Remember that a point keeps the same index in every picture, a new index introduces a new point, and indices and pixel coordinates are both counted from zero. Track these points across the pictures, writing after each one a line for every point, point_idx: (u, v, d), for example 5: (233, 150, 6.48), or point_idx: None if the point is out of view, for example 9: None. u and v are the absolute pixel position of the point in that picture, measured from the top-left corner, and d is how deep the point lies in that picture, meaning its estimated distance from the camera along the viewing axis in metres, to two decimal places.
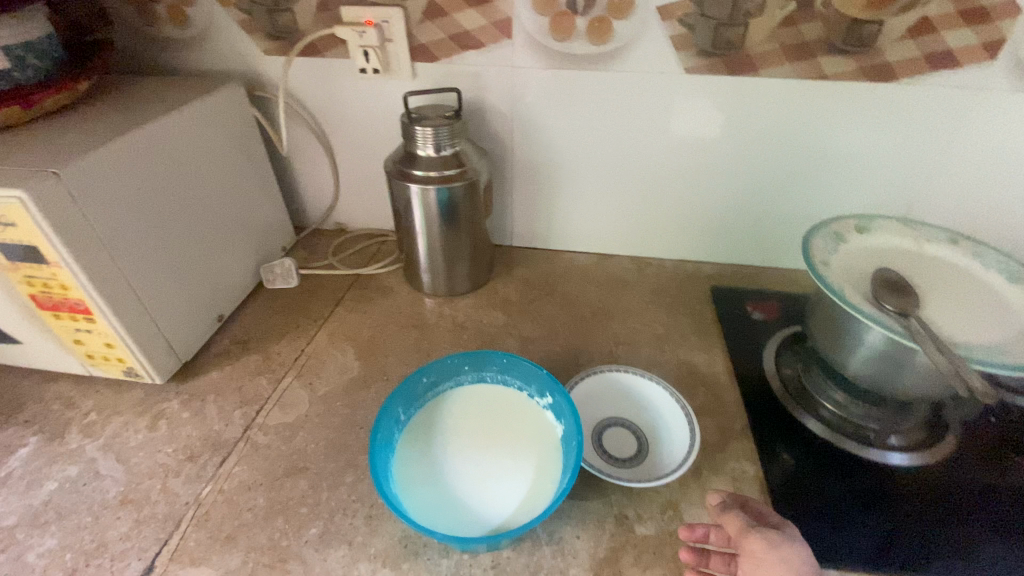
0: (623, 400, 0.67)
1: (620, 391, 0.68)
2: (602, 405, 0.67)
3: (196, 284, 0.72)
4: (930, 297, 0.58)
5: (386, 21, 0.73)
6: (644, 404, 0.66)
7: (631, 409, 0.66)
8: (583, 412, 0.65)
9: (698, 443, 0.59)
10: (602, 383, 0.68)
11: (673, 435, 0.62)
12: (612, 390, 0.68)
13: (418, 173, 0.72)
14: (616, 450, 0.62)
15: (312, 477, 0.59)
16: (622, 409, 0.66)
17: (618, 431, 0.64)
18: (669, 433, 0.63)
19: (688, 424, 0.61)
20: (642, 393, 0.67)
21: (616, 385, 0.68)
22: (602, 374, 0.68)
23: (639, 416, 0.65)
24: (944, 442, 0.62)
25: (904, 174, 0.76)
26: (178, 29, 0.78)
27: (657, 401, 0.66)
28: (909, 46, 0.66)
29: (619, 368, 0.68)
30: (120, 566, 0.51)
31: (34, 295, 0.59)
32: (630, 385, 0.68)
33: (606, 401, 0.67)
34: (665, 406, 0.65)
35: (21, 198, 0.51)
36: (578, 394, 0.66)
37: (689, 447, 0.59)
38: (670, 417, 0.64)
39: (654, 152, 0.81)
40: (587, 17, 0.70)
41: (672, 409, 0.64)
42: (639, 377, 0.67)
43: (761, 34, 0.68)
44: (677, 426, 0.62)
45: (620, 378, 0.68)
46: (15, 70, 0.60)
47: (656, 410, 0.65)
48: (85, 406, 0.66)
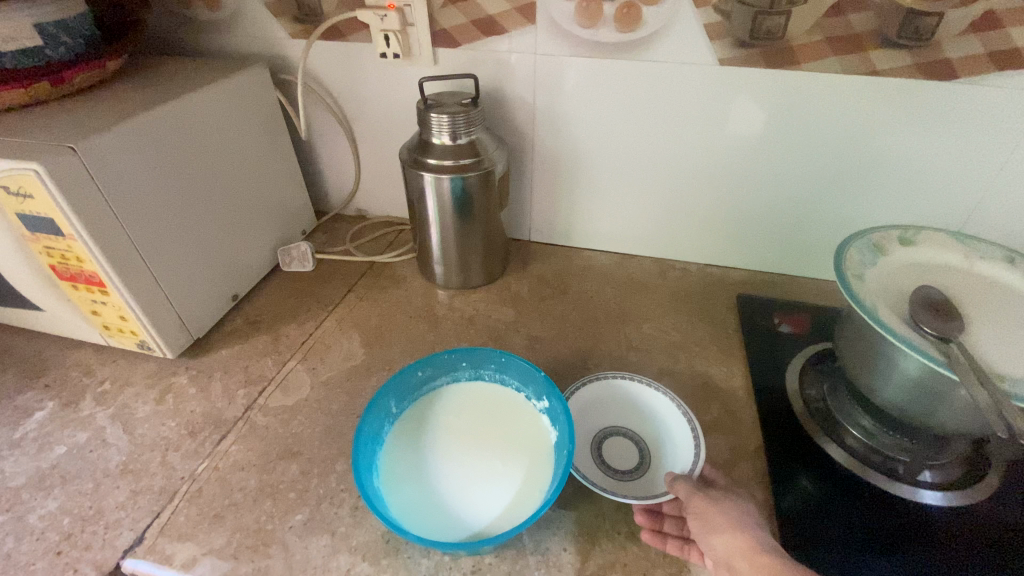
0: (628, 411, 0.64)
1: (626, 401, 0.64)
2: (606, 414, 0.64)
3: (212, 264, 0.73)
4: (976, 322, 0.52)
5: (409, 5, 0.71)
6: (650, 416, 0.63)
7: (637, 420, 0.63)
8: (583, 419, 0.62)
9: (702, 463, 0.55)
10: (608, 390, 0.65)
11: (678, 453, 0.58)
12: (619, 398, 0.65)
13: (431, 162, 0.71)
14: (615, 462, 0.59)
15: (304, 463, 0.58)
16: (627, 419, 0.63)
17: (620, 441, 0.61)
18: (673, 447, 0.59)
19: (694, 441, 0.57)
20: (648, 404, 0.63)
21: (622, 394, 0.65)
22: (608, 381, 0.65)
23: (644, 428, 0.62)
24: (985, 482, 0.56)
25: (963, 183, 0.69)
26: (208, 10, 0.79)
27: (665, 414, 0.62)
28: (973, 41, 0.60)
29: (627, 376, 0.65)
30: (113, 534, 0.52)
31: (54, 266, 0.61)
32: (637, 395, 0.64)
33: (609, 409, 0.64)
34: (672, 419, 0.61)
35: (36, 170, 0.52)
36: (580, 400, 0.64)
37: (692, 466, 0.55)
38: (676, 432, 0.60)
39: (682, 148, 0.76)
40: (615, 3, 0.66)
41: (679, 424, 0.60)
42: (646, 387, 0.64)
43: (805, 24, 0.63)
44: (683, 442, 0.59)
45: (628, 386, 0.65)
46: (48, 47, 0.62)
47: (663, 424, 0.62)
48: (101, 374, 0.69)
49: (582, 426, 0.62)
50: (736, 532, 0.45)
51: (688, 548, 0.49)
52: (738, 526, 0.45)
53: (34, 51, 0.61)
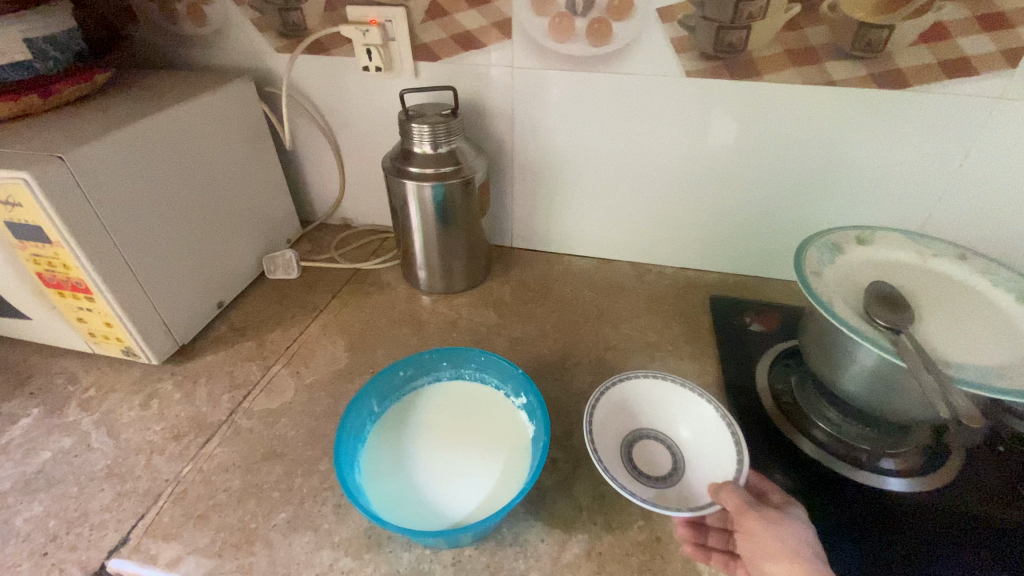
0: (658, 412, 0.64)
1: (657, 401, 0.64)
2: (629, 416, 0.63)
3: (197, 271, 0.74)
4: (927, 315, 0.55)
5: (390, 20, 0.74)
6: (685, 421, 0.62)
7: (667, 423, 0.63)
8: (609, 419, 0.61)
9: (747, 470, 0.54)
10: (638, 387, 0.64)
11: (716, 458, 0.58)
12: (651, 398, 0.64)
13: (413, 170, 0.73)
14: (647, 468, 0.59)
15: (288, 463, 0.60)
16: (657, 422, 0.63)
17: (650, 446, 0.61)
18: (705, 457, 0.59)
19: (735, 444, 0.56)
20: (687, 409, 0.63)
21: (654, 393, 0.64)
22: (635, 379, 0.64)
23: (678, 435, 0.62)
24: (945, 468, 0.59)
25: (918, 185, 0.73)
26: (195, 26, 0.81)
27: (701, 415, 0.61)
28: (923, 51, 0.64)
29: (657, 375, 0.64)
30: (98, 536, 0.53)
31: (41, 273, 0.62)
32: (668, 395, 0.64)
33: (636, 410, 0.64)
34: (708, 420, 0.60)
35: (26, 179, 0.53)
36: (607, 398, 0.62)
37: (735, 472, 0.54)
38: (712, 436, 0.60)
39: (653, 155, 0.79)
40: (586, 18, 0.70)
41: (717, 426, 0.60)
42: (689, 392, 0.63)
43: (764, 37, 0.67)
44: (722, 447, 0.58)
45: (659, 386, 0.64)
46: (36, 60, 0.64)
47: (697, 426, 0.61)
48: (85, 382, 0.70)
49: (609, 428, 0.61)
50: (797, 562, 0.44)
51: (733, 565, 0.50)
52: (798, 555, 0.45)
53: (24, 63, 0.63)
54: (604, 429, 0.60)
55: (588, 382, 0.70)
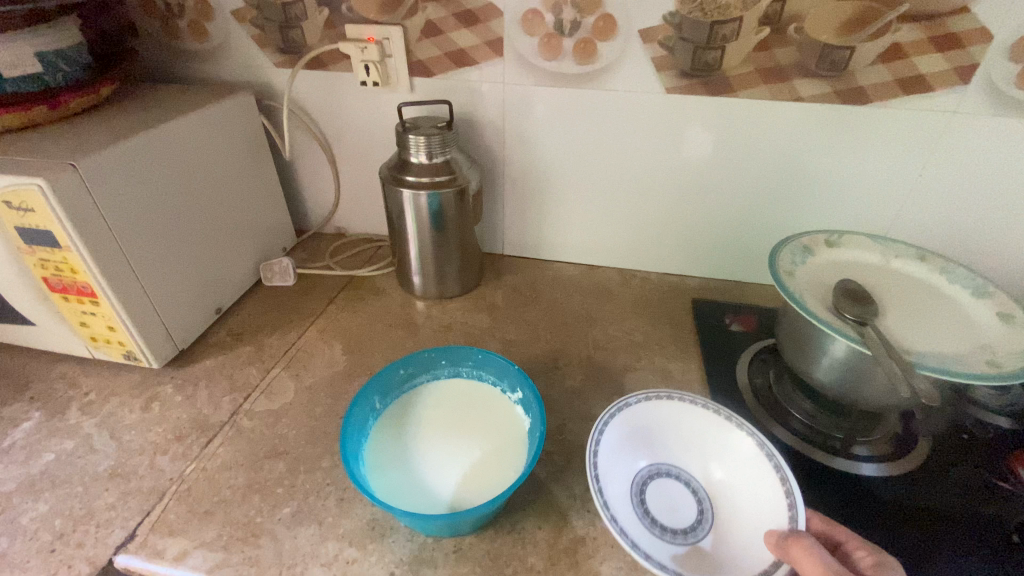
0: (658, 445, 0.62)
1: (650, 429, 0.62)
2: (626, 459, 0.60)
3: (197, 277, 0.76)
4: (892, 309, 0.59)
5: (387, 38, 0.78)
6: (716, 459, 0.61)
7: (687, 457, 0.62)
8: (610, 473, 0.57)
9: (802, 511, 0.52)
10: (624, 419, 0.61)
11: (757, 494, 0.56)
12: (680, 434, 0.63)
13: (410, 179, 0.77)
14: (670, 521, 0.56)
15: (290, 460, 0.61)
16: (673, 461, 0.62)
17: (656, 489, 0.59)
18: (739, 502, 0.57)
19: (782, 478, 0.55)
20: (720, 444, 0.61)
21: (646, 420, 0.62)
22: (642, 413, 0.62)
23: (709, 475, 0.60)
24: (913, 454, 0.63)
25: (881, 193, 0.78)
26: (196, 41, 0.85)
27: (734, 444, 0.60)
28: (882, 70, 0.69)
29: (658, 395, 0.63)
30: (104, 533, 0.55)
31: (47, 278, 0.63)
32: (691, 421, 0.63)
33: (630, 449, 0.60)
34: (744, 451, 0.59)
35: (40, 185, 0.55)
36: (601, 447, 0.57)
37: (790, 514, 0.52)
38: (747, 472, 0.58)
39: (637, 166, 0.84)
40: (573, 38, 0.74)
41: (754, 457, 0.58)
42: (725, 424, 0.61)
43: (738, 57, 0.72)
44: (762, 483, 0.56)
45: (679, 409, 0.63)
46: (47, 73, 0.67)
47: (726, 457, 0.60)
48: (85, 386, 0.71)
49: (613, 483, 0.56)
50: None
51: None
52: None
53: (35, 76, 0.66)
54: (612, 488, 0.56)
55: (579, 380, 0.73)
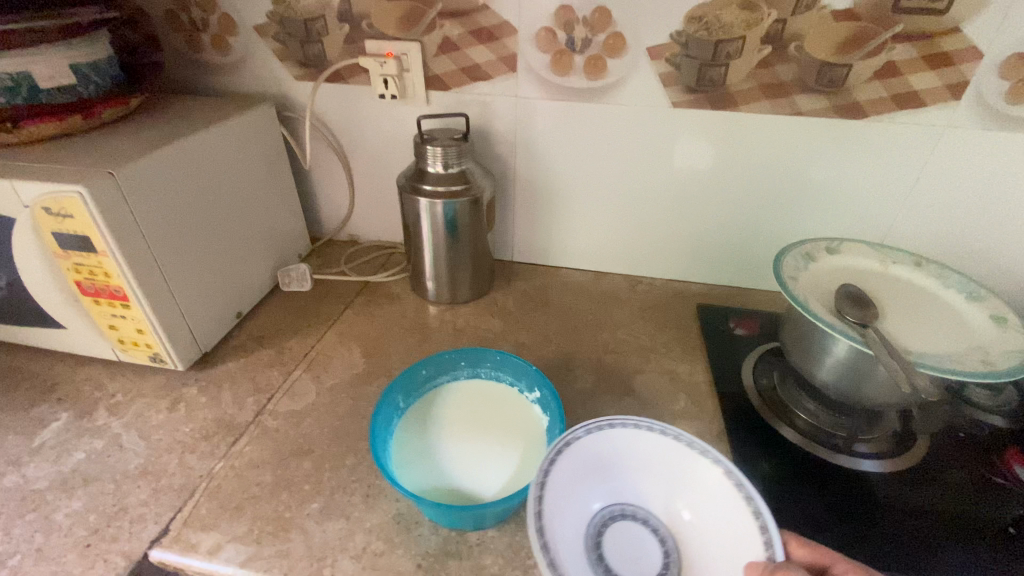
0: (611, 479, 0.56)
1: (600, 464, 0.55)
2: (576, 506, 0.53)
3: (219, 281, 0.78)
4: (891, 312, 0.63)
5: (405, 54, 0.82)
6: (679, 491, 0.55)
7: (645, 491, 0.56)
8: (560, 531, 0.50)
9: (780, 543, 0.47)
10: (568, 458, 0.53)
11: (727, 530, 0.51)
12: (635, 468, 0.56)
13: (427, 188, 0.80)
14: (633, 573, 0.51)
15: (315, 459, 0.63)
16: (630, 498, 0.56)
17: (614, 535, 0.53)
18: (708, 538, 0.52)
19: (757, 515, 0.49)
20: (684, 472, 0.55)
21: (592, 454, 0.55)
22: (589, 446, 0.55)
23: (671, 510, 0.55)
24: (912, 451, 0.66)
25: (878, 202, 0.82)
26: (218, 55, 0.88)
27: (700, 473, 0.54)
28: (878, 87, 0.73)
29: (605, 423, 0.55)
30: (138, 528, 0.56)
31: (80, 282, 0.66)
32: (648, 448, 0.56)
33: (580, 494, 0.53)
34: (711, 479, 0.53)
35: (81, 193, 0.58)
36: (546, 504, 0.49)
37: (766, 547, 0.47)
38: (714, 504, 0.53)
39: (643, 176, 0.87)
40: (584, 55, 0.78)
41: (722, 487, 0.52)
42: (687, 452, 0.55)
43: (741, 73, 0.76)
44: (731, 514, 0.51)
45: (632, 437, 0.56)
46: (79, 85, 0.70)
47: (690, 487, 0.54)
48: (111, 388, 0.73)
49: (564, 541, 0.50)
50: None
51: None
52: None
53: (68, 87, 0.69)
54: (564, 551, 0.49)
55: (591, 382, 0.76)
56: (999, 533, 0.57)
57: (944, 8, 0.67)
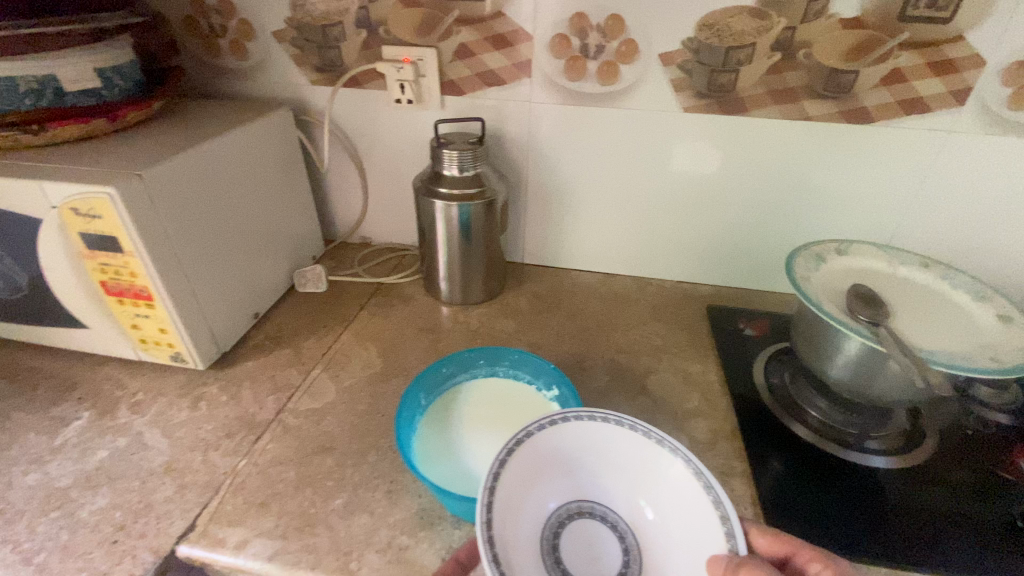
0: (569, 478, 0.56)
1: (558, 461, 0.54)
2: (534, 507, 0.53)
3: (238, 282, 0.79)
4: (901, 311, 0.64)
5: (421, 59, 0.83)
6: (637, 486, 0.55)
7: (603, 488, 0.56)
8: (517, 535, 0.49)
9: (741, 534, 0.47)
10: (526, 456, 0.52)
11: (685, 523, 0.51)
12: (592, 465, 0.56)
13: (442, 191, 0.82)
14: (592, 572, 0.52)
15: (337, 455, 0.64)
16: (588, 494, 0.56)
17: (571, 534, 0.54)
18: (664, 533, 0.53)
19: (719, 509, 0.49)
20: (644, 464, 0.55)
21: (550, 451, 0.54)
22: (544, 443, 0.53)
23: (627, 505, 0.56)
24: (921, 447, 0.68)
25: (884, 205, 0.84)
26: (236, 60, 0.89)
27: (660, 467, 0.54)
28: (884, 93, 0.75)
29: (562, 418, 0.53)
30: (165, 523, 0.57)
31: (105, 282, 0.67)
32: (607, 443, 0.55)
33: (538, 494, 0.53)
34: (670, 472, 0.53)
35: (112, 194, 0.59)
36: (503, 507, 0.48)
37: (728, 539, 0.47)
38: (672, 498, 0.53)
39: (654, 180, 0.89)
40: (598, 61, 0.80)
41: (684, 481, 0.52)
42: (647, 445, 0.54)
43: (751, 79, 0.78)
44: (689, 507, 0.51)
45: (591, 431, 0.55)
46: (104, 89, 0.71)
47: (650, 482, 0.55)
48: (132, 387, 0.74)
49: (521, 545, 0.49)
50: None
51: None
52: None
53: (92, 91, 0.70)
54: (521, 556, 0.49)
55: (605, 381, 0.77)
56: (1005, 528, 0.58)
57: (950, 17, 0.69)
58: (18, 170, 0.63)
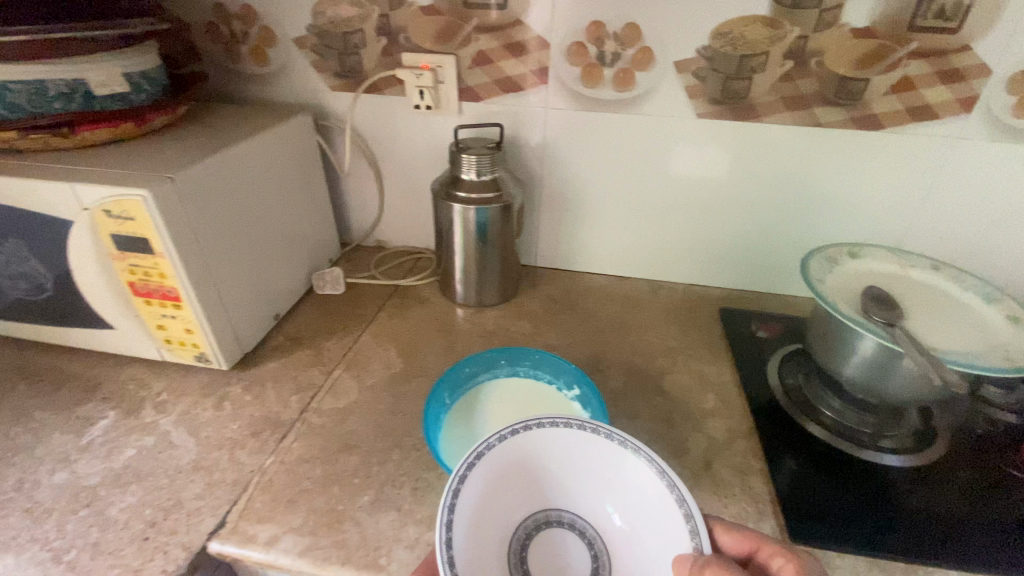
0: (536, 488, 0.57)
1: (523, 470, 0.55)
2: (500, 518, 0.54)
3: (261, 284, 0.80)
4: (914, 313, 0.66)
5: (440, 66, 0.85)
6: (602, 492, 0.57)
7: (569, 494, 0.58)
8: (481, 548, 0.51)
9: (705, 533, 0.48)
10: (490, 467, 0.52)
11: (651, 525, 0.53)
12: (557, 474, 0.57)
13: (460, 195, 0.83)
14: None
15: (362, 454, 0.65)
16: (555, 502, 0.58)
17: (540, 544, 0.56)
18: (629, 537, 0.55)
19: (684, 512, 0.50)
20: (610, 468, 0.55)
21: (514, 460, 0.54)
22: (506, 455, 0.54)
23: (594, 511, 0.57)
24: (934, 446, 0.69)
25: (893, 210, 0.86)
26: (256, 65, 0.91)
27: (626, 471, 0.55)
28: (894, 100, 0.77)
29: (525, 427, 0.54)
30: (195, 520, 0.58)
31: (133, 282, 0.68)
32: (572, 449, 0.56)
33: (504, 505, 0.55)
34: (636, 476, 0.54)
35: (145, 196, 0.60)
36: (463, 524, 0.49)
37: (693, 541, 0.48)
38: (637, 501, 0.54)
39: (666, 185, 0.91)
40: (614, 68, 0.81)
41: (650, 484, 0.53)
42: (614, 448, 0.55)
43: (764, 86, 0.80)
44: (654, 510, 0.52)
45: (555, 439, 0.55)
46: (133, 94, 0.72)
47: (616, 486, 0.56)
48: (156, 387, 0.75)
49: (485, 557, 0.51)
50: None
51: None
52: None
53: (121, 95, 0.71)
54: (486, 569, 0.50)
55: (622, 382, 0.79)
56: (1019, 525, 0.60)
57: (957, 27, 0.71)
58: (51, 172, 0.64)
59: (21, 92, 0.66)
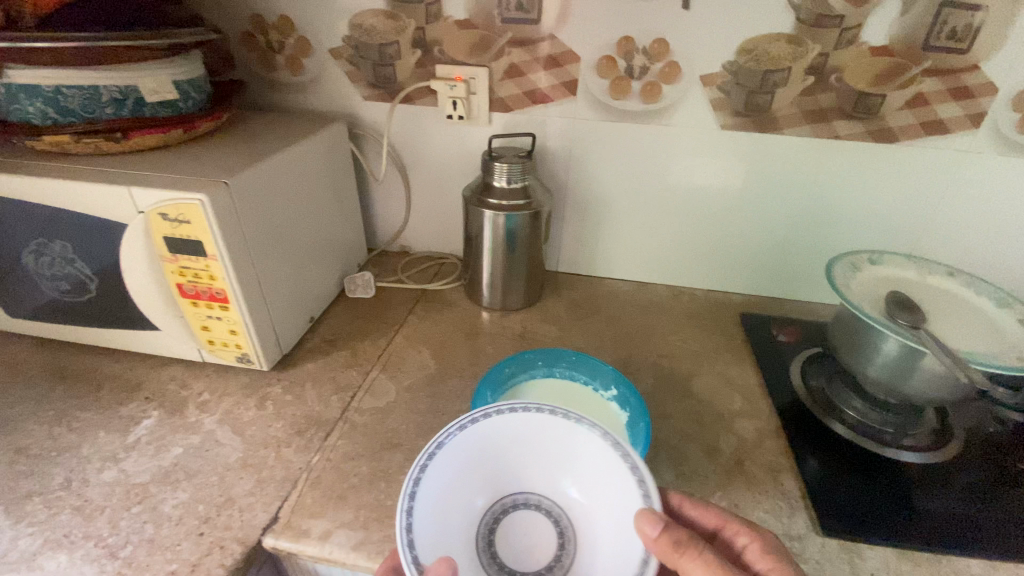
0: (492, 475, 0.55)
1: (477, 458, 0.54)
2: (461, 506, 0.53)
3: (298, 286, 0.82)
4: (934, 317, 0.69)
5: (472, 77, 0.88)
6: (559, 469, 0.55)
7: (529, 475, 0.56)
8: (445, 541, 0.51)
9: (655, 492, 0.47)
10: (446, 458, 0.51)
11: (608, 493, 0.52)
12: (512, 458, 0.55)
13: (492, 201, 0.86)
14: (529, 559, 0.54)
15: (406, 451, 0.67)
16: (516, 485, 0.56)
17: (506, 528, 0.55)
18: (590, 509, 0.54)
19: (637, 477, 0.49)
20: (564, 445, 0.54)
21: (467, 451, 0.53)
22: (455, 447, 0.52)
23: (554, 488, 0.56)
24: (953, 445, 0.72)
25: (905, 219, 0.89)
26: (291, 74, 0.93)
27: (579, 445, 0.53)
28: (908, 114, 0.81)
29: (474, 417, 0.52)
30: (249, 515, 0.59)
31: (181, 284, 0.69)
32: (522, 430, 0.54)
33: (462, 493, 0.53)
34: (590, 448, 0.53)
35: (202, 200, 0.62)
36: (422, 519, 0.49)
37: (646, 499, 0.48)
38: (594, 472, 0.53)
39: (687, 193, 0.94)
40: (641, 81, 0.85)
41: (604, 454, 0.52)
42: (568, 424, 0.53)
43: (785, 100, 0.83)
44: (610, 479, 0.51)
45: (503, 423, 0.53)
46: (181, 101, 0.75)
47: (571, 460, 0.54)
48: (197, 387, 0.77)
49: (449, 548, 0.51)
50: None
51: None
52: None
53: (170, 102, 0.74)
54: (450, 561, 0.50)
55: (651, 384, 0.81)
56: None
57: (967, 48, 0.75)
58: (106, 176, 0.66)
59: (74, 96, 0.68)
